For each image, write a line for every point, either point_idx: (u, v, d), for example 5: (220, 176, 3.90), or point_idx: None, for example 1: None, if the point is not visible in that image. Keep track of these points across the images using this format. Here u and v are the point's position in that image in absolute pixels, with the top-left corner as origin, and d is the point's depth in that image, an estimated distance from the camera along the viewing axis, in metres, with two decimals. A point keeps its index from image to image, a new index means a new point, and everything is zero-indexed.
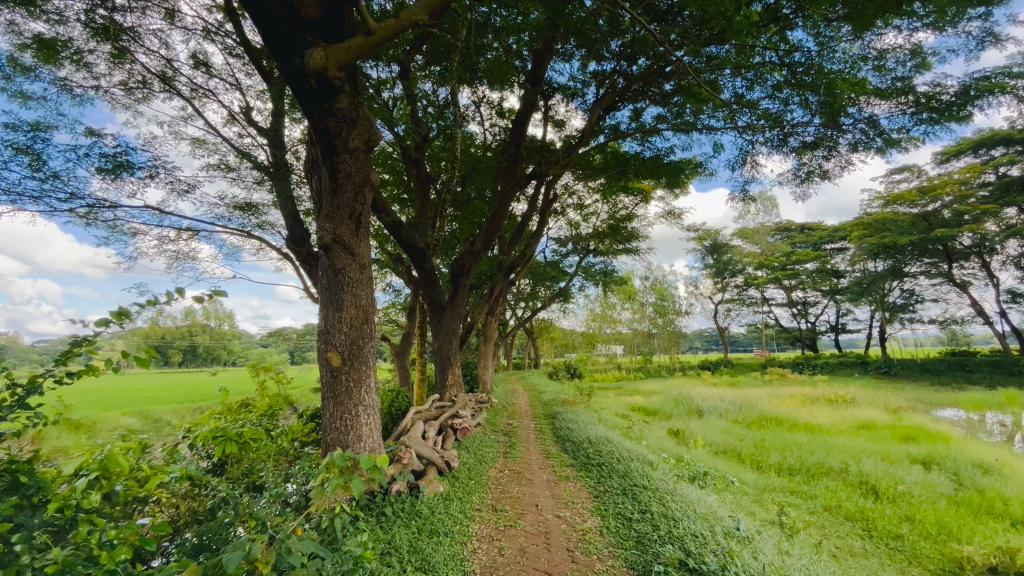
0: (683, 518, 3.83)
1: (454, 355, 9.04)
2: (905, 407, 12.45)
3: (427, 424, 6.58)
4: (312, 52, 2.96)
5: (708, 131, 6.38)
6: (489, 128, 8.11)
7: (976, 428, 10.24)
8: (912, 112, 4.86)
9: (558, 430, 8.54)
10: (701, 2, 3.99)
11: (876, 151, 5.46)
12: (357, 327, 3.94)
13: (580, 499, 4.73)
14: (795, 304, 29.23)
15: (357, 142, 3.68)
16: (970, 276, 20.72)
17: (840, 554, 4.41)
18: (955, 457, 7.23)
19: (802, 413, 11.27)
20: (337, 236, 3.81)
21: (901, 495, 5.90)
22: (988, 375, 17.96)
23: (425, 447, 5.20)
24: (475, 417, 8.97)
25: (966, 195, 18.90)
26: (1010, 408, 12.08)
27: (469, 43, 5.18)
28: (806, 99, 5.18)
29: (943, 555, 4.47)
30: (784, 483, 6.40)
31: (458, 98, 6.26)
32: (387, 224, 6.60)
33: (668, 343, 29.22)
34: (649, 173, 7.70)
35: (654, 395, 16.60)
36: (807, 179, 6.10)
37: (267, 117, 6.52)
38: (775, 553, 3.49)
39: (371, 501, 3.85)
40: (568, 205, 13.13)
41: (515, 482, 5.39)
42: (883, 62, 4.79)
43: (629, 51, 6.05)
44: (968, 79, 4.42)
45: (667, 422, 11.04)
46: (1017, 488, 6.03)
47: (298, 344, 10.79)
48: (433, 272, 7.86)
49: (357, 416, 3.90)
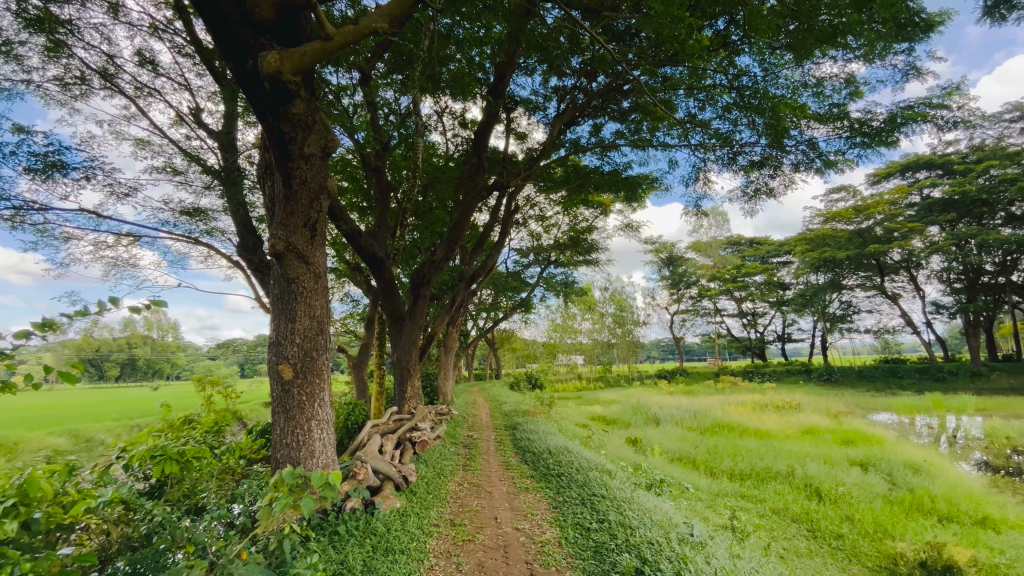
0: (639, 526, 3.88)
1: (414, 366, 8.86)
2: (845, 412, 13.21)
3: (384, 437, 6.39)
4: (266, 55, 2.88)
5: (664, 148, 6.60)
6: (452, 138, 8.12)
7: (908, 431, 10.99)
8: (847, 136, 5.24)
9: (518, 440, 8.52)
10: (655, 24, 4.14)
11: (816, 171, 5.82)
12: (310, 339, 3.80)
13: (540, 510, 4.72)
14: (745, 315, 30.52)
15: (314, 148, 3.58)
16: (901, 288, 22.52)
17: (787, 555, 4.59)
18: (890, 458, 7.75)
19: (752, 419, 11.73)
20: (290, 244, 3.70)
21: (842, 495, 6.26)
22: (917, 380, 19.43)
23: (381, 462, 5.05)
24: (435, 429, 8.82)
25: (896, 214, 20.53)
26: (936, 412, 13.03)
27: (431, 53, 5.18)
28: (753, 121, 5.49)
29: (879, 552, 4.74)
30: (735, 487, 6.63)
31: (420, 108, 6.23)
32: (345, 231, 6.45)
33: (627, 353, 29.83)
34: (608, 187, 7.88)
35: (613, 404, 16.87)
36: (754, 196, 6.43)
37: (219, 119, 6.26)
38: (727, 557, 3.59)
39: (323, 520, 3.68)
40: (529, 216, 13.27)
41: (474, 496, 5.33)
42: (821, 89, 5.14)
43: (590, 68, 6.23)
44: (895, 108, 4.81)
45: (626, 430, 11.22)
46: (943, 486, 6.49)
47: (249, 355, 10.36)
48: (392, 282, 7.71)
49: (310, 431, 3.75)
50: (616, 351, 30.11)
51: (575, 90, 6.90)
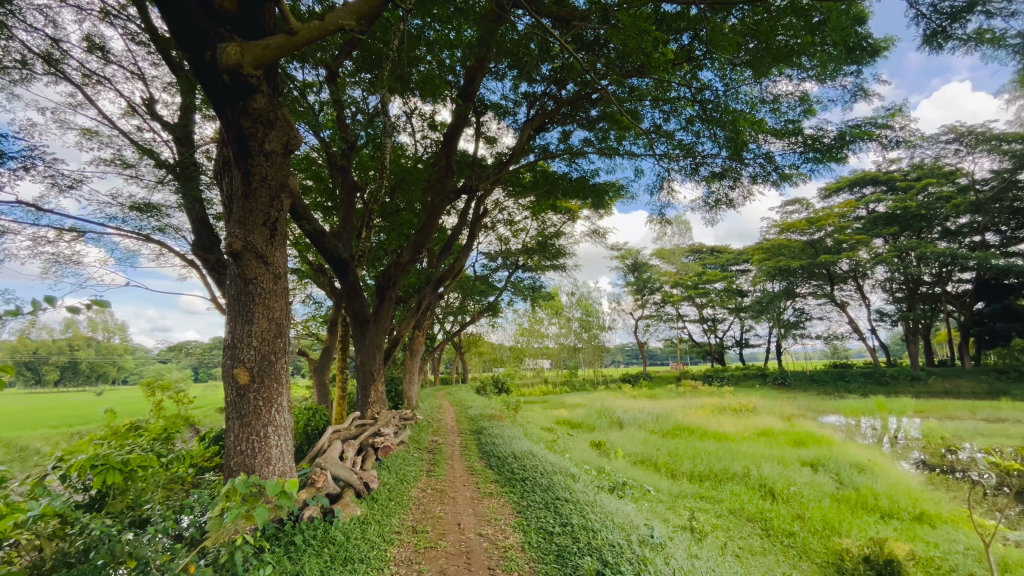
0: (601, 529, 3.93)
1: (377, 370, 8.68)
2: (797, 414, 13.81)
3: (346, 443, 6.23)
4: (225, 47, 2.79)
5: (630, 156, 6.75)
6: (421, 139, 8.05)
7: (854, 432, 11.59)
8: (801, 151, 5.50)
9: (483, 445, 8.47)
10: (623, 36, 4.22)
11: (772, 183, 6.07)
12: (268, 342, 3.67)
13: (503, 515, 4.70)
14: (706, 321, 31.49)
15: (275, 144, 3.47)
16: (849, 297, 23.77)
17: (742, 554, 4.73)
18: (838, 459, 8.13)
19: (711, 422, 12.10)
20: (249, 243, 3.56)
21: (793, 494, 6.52)
22: (863, 384, 20.53)
23: (342, 469, 4.91)
24: (398, 434, 8.67)
25: (845, 226, 21.67)
26: (879, 414, 13.80)
27: (400, 54, 5.11)
28: (715, 134, 5.69)
29: (827, 549, 4.96)
30: (694, 489, 6.80)
31: (388, 108, 6.15)
32: (308, 231, 6.28)
33: (592, 358, 30.20)
34: (576, 193, 7.99)
35: (578, 408, 17.05)
36: (714, 206, 6.66)
37: (174, 111, 5.99)
38: (685, 557, 3.67)
39: (279, 530, 3.54)
40: (498, 220, 13.28)
41: (437, 502, 5.26)
42: (778, 105, 5.39)
43: (559, 76, 6.30)
44: (844, 126, 5.09)
45: (590, 434, 11.35)
46: (885, 484, 6.87)
47: (202, 359, 9.90)
48: (357, 284, 7.55)
49: (266, 437, 3.62)
50: (582, 356, 30.45)
51: (545, 96, 6.97)
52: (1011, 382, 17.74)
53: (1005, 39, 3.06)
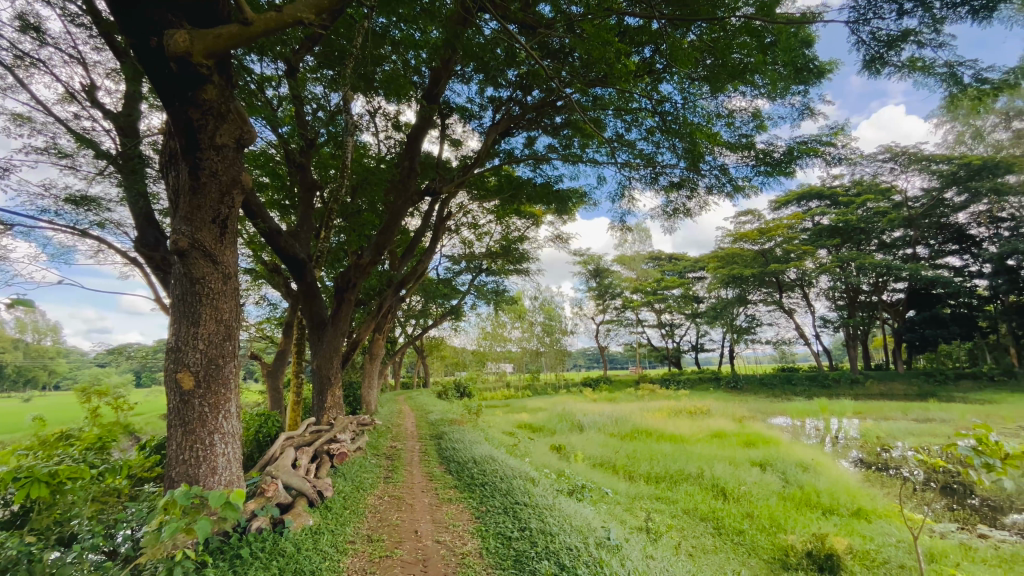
0: (559, 532, 3.95)
1: (335, 374, 8.41)
2: (748, 416, 14.41)
3: (299, 450, 6.00)
4: (172, 35, 2.65)
5: (593, 164, 6.87)
6: (384, 139, 7.91)
7: (800, 433, 12.19)
8: (753, 164, 5.75)
9: (443, 450, 8.38)
10: (587, 46, 4.29)
11: (727, 194, 6.32)
12: (215, 345, 3.49)
13: (462, 521, 4.66)
14: (664, 326, 32.41)
15: (227, 138, 3.33)
16: (796, 304, 25.04)
17: (695, 552, 4.87)
18: (784, 458, 8.51)
19: (667, 424, 12.43)
20: (196, 240, 3.38)
21: (743, 494, 6.78)
22: (808, 387, 21.64)
23: (294, 477, 4.71)
24: (355, 441, 8.43)
25: (793, 237, 22.82)
26: (822, 415, 14.59)
27: (364, 52, 5.01)
28: (674, 145, 5.87)
29: (774, 546, 5.17)
30: (651, 490, 6.96)
31: (351, 106, 6.00)
32: (263, 230, 6.04)
33: (554, 361, 30.50)
34: (540, 199, 8.06)
35: (540, 412, 17.16)
36: (673, 215, 6.87)
37: (118, 100, 5.64)
38: (641, 558, 3.74)
39: (225, 544, 3.35)
40: (461, 223, 13.22)
41: (395, 509, 5.16)
42: (732, 120, 5.62)
43: (525, 82, 6.36)
44: (792, 142, 5.37)
45: (551, 437, 11.44)
46: (826, 482, 7.26)
47: (144, 363, 9.31)
48: (314, 285, 7.32)
49: (212, 445, 3.43)
50: (544, 359, 30.64)
51: (510, 101, 7.01)
52: (937, 385, 19.16)
53: (934, 67, 3.32)
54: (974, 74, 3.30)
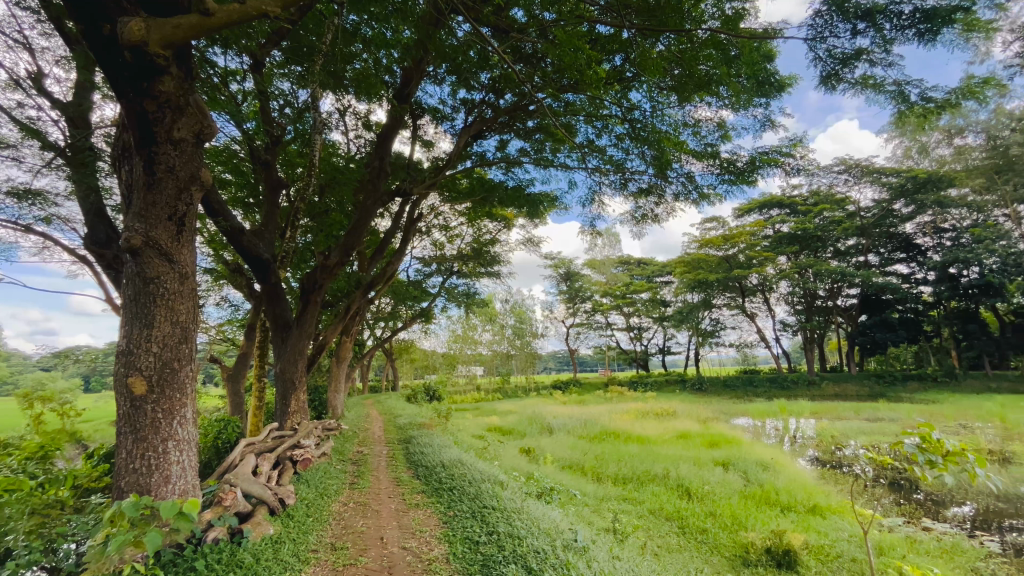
0: (527, 536, 3.95)
1: (299, 378, 8.17)
2: (712, 417, 14.79)
3: (260, 457, 5.79)
4: (127, 22, 2.54)
5: (564, 169, 6.94)
6: (354, 138, 7.78)
7: (760, 433, 12.61)
8: (718, 172, 5.93)
9: (411, 454, 8.26)
10: (559, 53, 4.34)
11: (693, 202, 6.50)
12: (170, 347, 3.34)
13: (429, 527, 4.60)
14: (632, 329, 33.00)
15: (185, 132, 3.21)
16: (757, 308, 25.94)
17: (660, 552, 4.95)
18: (746, 458, 8.78)
19: (634, 426, 12.63)
20: (150, 238, 3.22)
21: (707, 493, 6.95)
22: (768, 389, 22.43)
23: (254, 485, 4.54)
24: (320, 446, 8.22)
25: (755, 244, 23.64)
26: (781, 415, 15.15)
27: (333, 49, 4.90)
28: (643, 152, 5.99)
29: (735, 543, 5.32)
30: (618, 491, 7.06)
31: (319, 104, 5.87)
32: (224, 229, 5.83)
33: (525, 364, 30.57)
34: (511, 202, 8.07)
35: (509, 415, 17.16)
36: (641, 220, 7.02)
37: (68, 89, 5.34)
38: (607, 559, 3.78)
39: (177, 557, 3.19)
40: (433, 225, 13.11)
41: (359, 516, 5.05)
42: (698, 129, 5.79)
43: (498, 85, 6.37)
44: (754, 153, 5.56)
45: (520, 440, 11.45)
46: (784, 480, 7.53)
47: (94, 367, 8.81)
48: (278, 286, 7.11)
49: (165, 453, 3.27)
50: (515, 362, 30.66)
51: (483, 104, 7.01)
52: (887, 386, 20.21)
53: (884, 85, 3.52)
54: (920, 92, 3.51)
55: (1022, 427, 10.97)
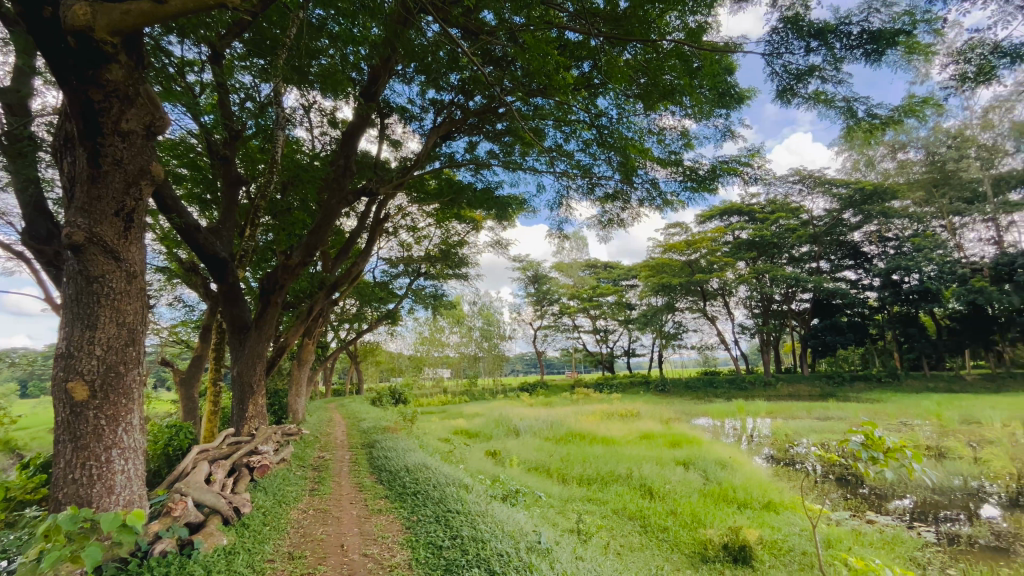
0: (491, 539, 3.94)
1: (257, 381, 7.87)
2: (674, 418, 15.19)
3: (215, 464, 5.54)
4: (71, 6, 2.43)
5: (532, 172, 6.98)
6: (318, 136, 7.58)
7: (720, 432, 13.01)
8: (681, 180, 6.11)
9: (375, 459, 8.11)
10: (529, 58, 4.36)
11: (657, 207, 6.67)
12: (115, 350, 3.16)
13: (391, 532, 4.52)
14: (598, 331, 33.49)
15: (134, 124, 3.06)
16: (718, 312, 26.81)
17: (623, 551, 5.04)
18: (705, 457, 9.05)
19: (599, 427, 12.81)
20: (94, 234, 3.04)
21: (668, 492, 7.13)
22: (727, 390, 23.19)
23: (207, 494, 4.34)
24: (279, 452, 7.95)
25: (716, 249, 24.41)
26: (739, 415, 15.71)
27: (298, 43, 4.76)
28: (610, 158, 6.10)
29: (694, 540, 5.47)
30: (583, 492, 7.13)
31: (282, 99, 5.69)
32: (178, 226, 5.58)
33: (492, 366, 30.52)
34: (479, 204, 8.05)
35: (475, 417, 17.13)
36: (607, 225, 7.15)
37: (5, 72, 4.98)
38: (570, 560, 3.82)
39: (120, 572, 3.01)
40: (400, 225, 12.93)
41: (319, 523, 4.91)
42: (662, 137, 5.94)
43: (467, 87, 6.36)
44: (715, 161, 5.76)
45: (487, 443, 11.43)
46: (741, 478, 7.80)
47: (29, 371, 8.20)
48: (236, 287, 6.84)
49: (109, 462, 3.09)
50: (482, 365, 30.53)
51: (452, 105, 6.97)
52: (836, 386, 21.26)
53: (835, 101, 3.71)
54: (867, 109, 3.72)
55: (956, 424, 11.77)
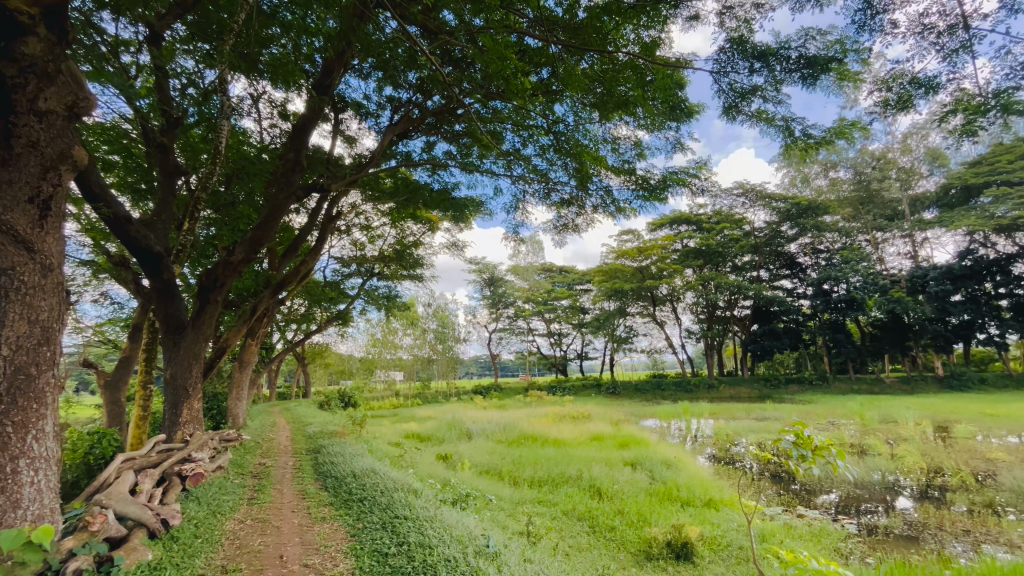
0: (439, 545, 3.89)
1: (193, 384, 7.40)
2: (623, 420, 15.59)
3: (141, 473, 5.15)
4: None
5: (490, 175, 6.97)
6: (267, 127, 7.26)
7: (666, 433, 13.46)
8: (633, 188, 6.30)
9: (320, 464, 7.82)
10: (489, 61, 4.35)
11: (610, 214, 6.83)
12: (25, 350, 2.87)
13: (335, 541, 4.37)
14: (552, 335, 33.90)
15: (54, 103, 2.84)
16: (666, 316, 27.78)
17: (572, 552, 5.11)
18: (652, 458, 9.33)
19: (551, 430, 12.95)
20: (4, 223, 2.74)
21: (616, 492, 7.30)
22: (674, 392, 24.08)
23: (131, 506, 4.03)
24: (216, 459, 7.49)
25: (666, 256, 25.28)
26: (685, 416, 16.32)
27: (246, 30, 4.53)
28: (566, 164, 6.20)
29: (640, 539, 5.61)
30: (533, 494, 7.17)
31: (227, 87, 5.39)
32: (106, 217, 5.18)
33: (446, 369, 30.15)
34: (436, 205, 7.96)
35: (427, 421, 16.87)
36: (562, 229, 7.27)
37: None
38: (518, 563, 3.83)
39: None
40: (352, 224, 12.58)
41: (257, 533, 4.68)
42: (617, 146, 6.10)
43: (425, 86, 6.28)
44: (665, 172, 5.97)
45: (438, 446, 11.28)
46: (685, 477, 8.10)
47: None
48: (171, 284, 6.41)
49: (16, 473, 2.80)
50: (435, 367, 30.09)
51: (410, 104, 6.86)
52: (772, 388, 22.55)
53: (775, 119, 3.94)
54: (803, 129, 3.98)
55: (875, 422, 12.79)
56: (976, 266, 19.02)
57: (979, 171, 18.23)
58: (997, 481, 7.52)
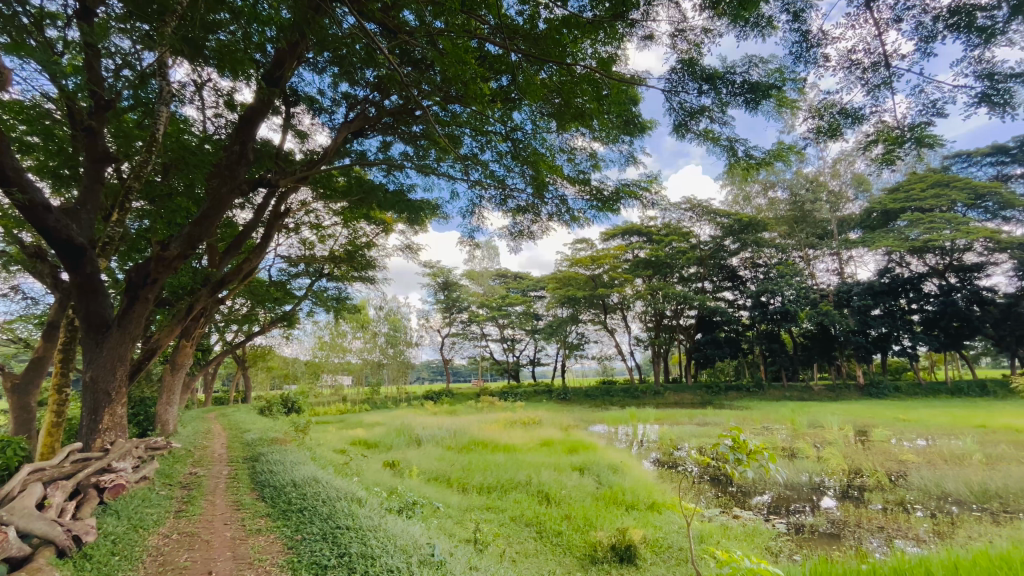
0: (382, 555, 3.78)
1: (117, 388, 6.83)
2: (572, 425, 15.83)
3: (52, 486, 4.70)
4: None
5: (446, 178, 6.92)
6: (211, 117, 6.86)
7: (613, 438, 13.78)
8: (587, 199, 6.44)
9: (258, 473, 7.42)
10: (449, 63, 4.32)
11: (564, 222, 6.94)
12: None
13: (271, 554, 4.15)
14: (505, 340, 33.98)
15: None
16: (617, 324, 28.54)
17: (518, 558, 5.11)
18: (599, 462, 9.51)
19: (502, 435, 12.91)
20: None
21: (564, 497, 7.39)
22: (622, 398, 24.73)
23: (37, 521, 3.66)
24: (140, 469, 6.95)
25: (617, 265, 25.93)
26: (631, 421, 16.77)
27: (190, 12, 4.27)
28: (523, 171, 6.26)
29: (585, 543, 5.69)
30: (481, 501, 7.11)
31: (166, 71, 5.06)
32: (20, 204, 4.72)
33: (396, 374, 29.42)
34: (390, 206, 7.78)
35: (375, 427, 16.44)
36: (518, 236, 7.32)
37: None
38: (462, 571, 3.78)
39: None
40: (302, 222, 12.11)
41: (184, 549, 4.38)
42: (573, 156, 6.23)
43: (383, 85, 6.17)
44: (618, 184, 6.16)
45: (385, 453, 10.98)
46: (630, 481, 8.32)
47: None
48: (94, 278, 5.90)
49: None
50: (387, 371, 28.95)
51: (366, 102, 6.71)
52: (713, 395, 23.62)
53: (720, 139, 4.15)
54: (745, 149, 4.21)
55: (805, 427, 13.65)
56: (893, 283, 20.73)
57: (897, 198, 20.24)
58: (906, 480, 8.21)
